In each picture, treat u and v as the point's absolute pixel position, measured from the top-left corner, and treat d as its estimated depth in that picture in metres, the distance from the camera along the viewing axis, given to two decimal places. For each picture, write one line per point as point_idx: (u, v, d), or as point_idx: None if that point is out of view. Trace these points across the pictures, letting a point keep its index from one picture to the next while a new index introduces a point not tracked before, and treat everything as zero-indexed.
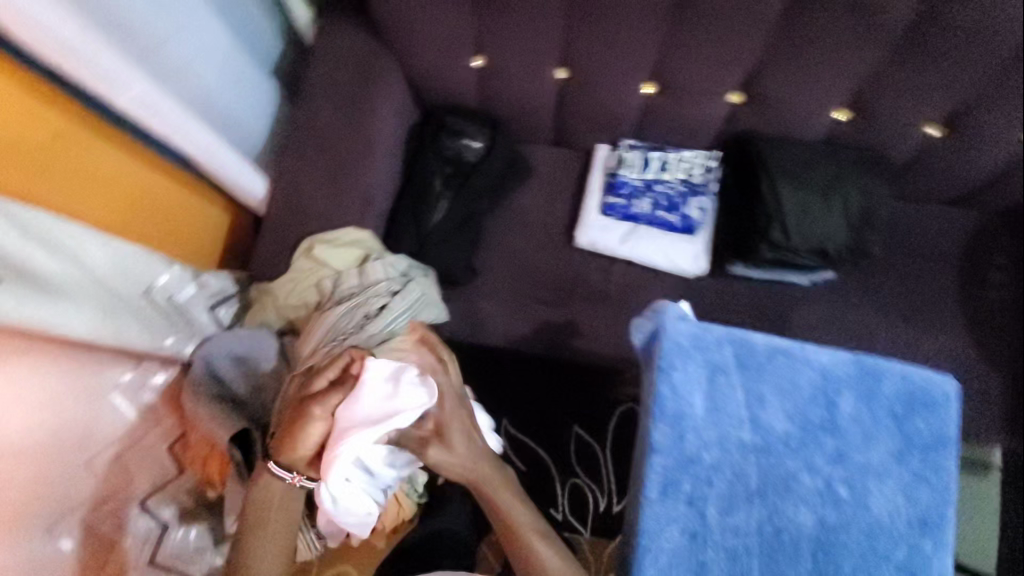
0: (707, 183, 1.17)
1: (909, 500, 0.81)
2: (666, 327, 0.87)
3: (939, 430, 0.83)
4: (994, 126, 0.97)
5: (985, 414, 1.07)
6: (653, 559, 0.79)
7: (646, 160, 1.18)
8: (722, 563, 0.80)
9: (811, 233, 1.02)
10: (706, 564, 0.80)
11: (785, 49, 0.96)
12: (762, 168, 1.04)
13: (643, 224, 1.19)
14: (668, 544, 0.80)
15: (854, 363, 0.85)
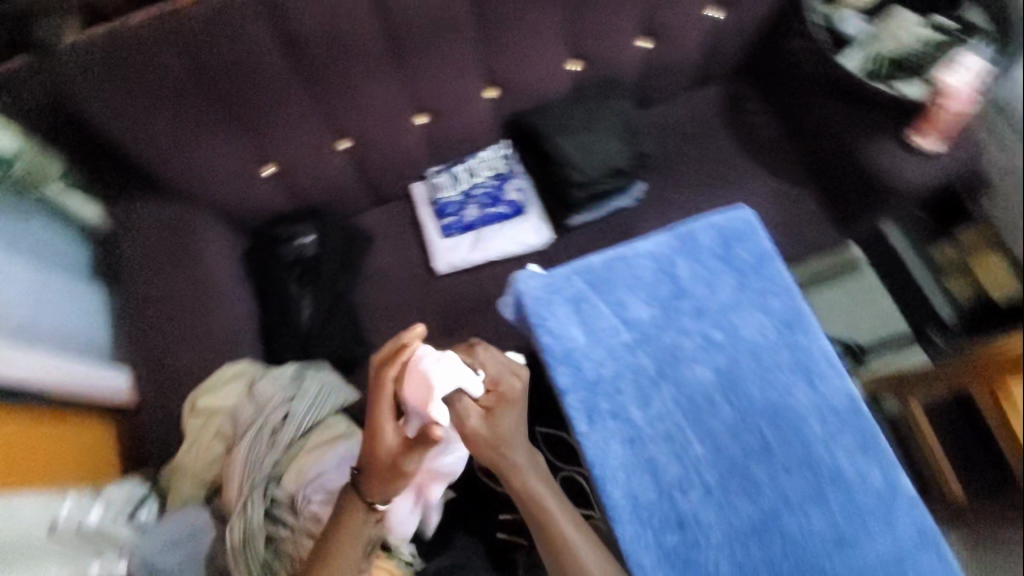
0: (511, 168, 1.29)
1: (769, 313, 0.85)
2: (519, 288, 0.89)
3: (756, 249, 0.89)
4: (687, 14, 1.14)
5: (806, 219, 1.27)
6: (610, 486, 0.78)
7: (454, 176, 1.29)
8: (666, 453, 0.79)
9: (598, 159, 1.18)
10: (655, 461, 0.79)
11: (496, 41, 1.10)
12: (536, 133, 1.20)
13: (482, 226, 1.28)
14: (615, 463, 0.79)
15: (670, 235, 0.91)
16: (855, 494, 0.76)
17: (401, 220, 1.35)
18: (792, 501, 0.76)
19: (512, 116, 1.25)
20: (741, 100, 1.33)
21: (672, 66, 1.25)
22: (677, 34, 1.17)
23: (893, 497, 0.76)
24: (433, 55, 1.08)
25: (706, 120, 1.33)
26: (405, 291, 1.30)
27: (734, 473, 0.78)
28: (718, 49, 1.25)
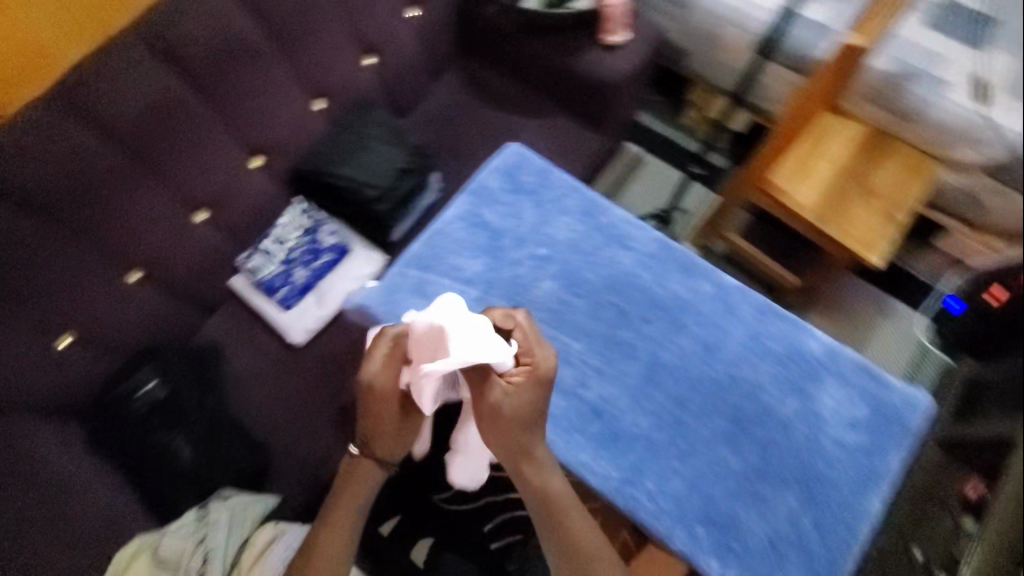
0: (316, 219, 1.31)
1: (571, 212, 0.97)
2: (363, 302, 0.91)
3: (537, 168, 1.01)
4: (386, 25, 1.32)
5: (572, 139, 1.48)
6: None
7: (266, 252, 1.27)
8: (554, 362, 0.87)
9: (383, 169, 1.25)
10: None
11: (237, 110, 1.15)
12: (317, 175, 1.24)
13: (318, 281, 1.29)
14: None
15: (466, 193, 0.99)
16: (698, 308, 0.90)
17: (237, 319, 1.29)
18: (659, 340, 0.88)
19: (289, 173, 1.29)
20: (473, 74, 1.53)
21: (401, 70, 1.40)
22: (387, 41, 1.34)
23: (724, 295, 0.91)
24: (184, 143, 1.10)
25: (458, 104, 1.51)
26: (277, 377, 1.24)
27: (610, 346, 0.88)
28: (429, 43, 1.44)
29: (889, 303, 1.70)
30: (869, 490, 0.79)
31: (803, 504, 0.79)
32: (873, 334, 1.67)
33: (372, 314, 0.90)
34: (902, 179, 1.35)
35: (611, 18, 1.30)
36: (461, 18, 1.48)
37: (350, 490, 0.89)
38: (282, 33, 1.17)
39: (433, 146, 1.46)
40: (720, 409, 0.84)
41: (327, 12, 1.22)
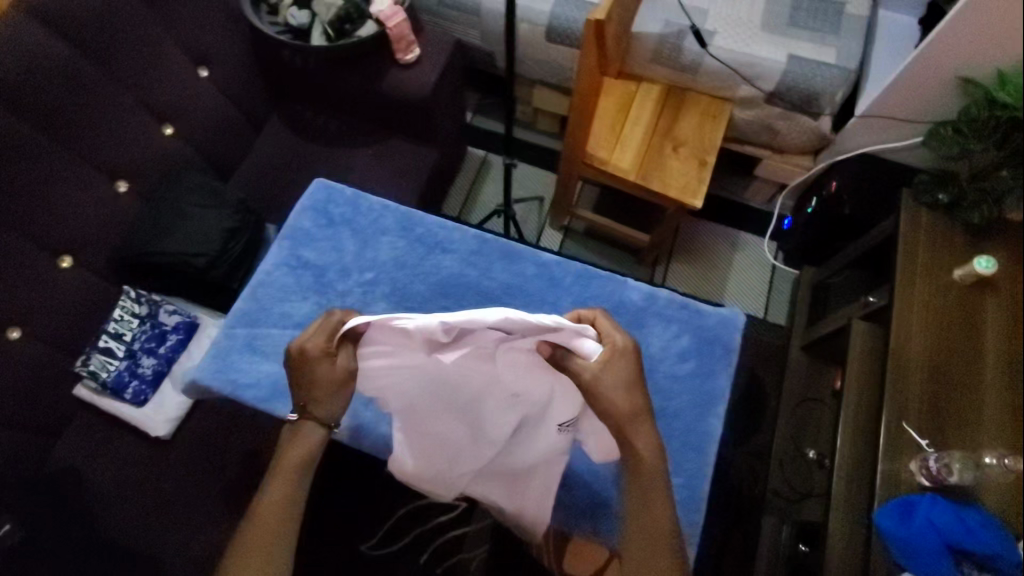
0: (152, 302, 1.21)
1: (390, 232, 0.98)
2: (196, 378, 0.88)
3: (348, 198, 1.01)
4: (177, 92, 1.29)
5: (407, 156, 1.48)
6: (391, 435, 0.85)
7: (103, 350, 1.16)
8: None
9: (208, 234, 1.18)
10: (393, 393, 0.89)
11: (24, 213, 1.07)
12: (138, 256, 1.16)
13: (171, 365, 1.21)
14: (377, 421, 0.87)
15: (282, 239, 0.98)
16: (527, 291, 0.95)
17: (91, 432, 1.18)
18: None
19: (110, 264, 1.21)
20: (291, 120, 1.51)
21: (209, 133, 1.37)
22: (182, 106, 1.30)
23: (547, 272, 0.96)
24: None
25: (283, 151, 1.48)
26: (150, 480, 1.15)
27: None
28: (232, 100, 1.42)
29: (737, 236, 1.83)
30: (707, 412, 0.87)
31: None
32: (733, 267, 1.79)
33: (209, 386, 0.87)
34: (702, 124, 1.50)
35: (397, 37, 1.32)
36: (260, 69, 1.47)
37: (292, 455, 0.75)
38: (56, 122, 1.09)
39: (267, 199, 1.43)
40: None
41: (107, 90, 1.16)
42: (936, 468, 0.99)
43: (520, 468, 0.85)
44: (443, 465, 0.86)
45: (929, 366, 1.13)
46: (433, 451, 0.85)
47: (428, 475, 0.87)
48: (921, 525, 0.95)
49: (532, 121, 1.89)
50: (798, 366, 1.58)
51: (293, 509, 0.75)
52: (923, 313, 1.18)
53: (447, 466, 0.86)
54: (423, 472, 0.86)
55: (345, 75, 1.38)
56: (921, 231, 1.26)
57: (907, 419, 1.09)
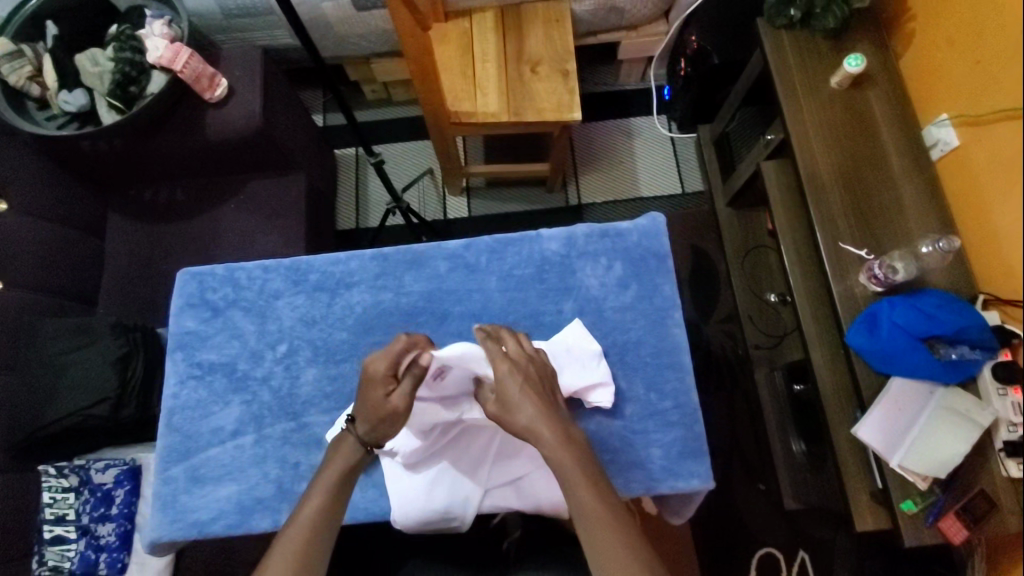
0: (79, 469, 1.08)
1: (282, 293, 0.89)
2: (155, 536, 0.80)
3: (220, 277, 0.90)
4: None
5: (273, 193, 1.33)
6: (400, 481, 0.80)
7: (55, 540, 1.05)
8: None
9: (98, 376, 1.05)
10: None
11: None
12: (36, 433, 1.03)
13: (133, 518, 1.11)
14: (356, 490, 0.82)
15: (173, 352, 0.87)
16: (446, 290, 0.88)
17: None
18: (439, 343, 0.87)
19: (12, 455, 1.07)
20: (132, 208, 1.33)
21: (44, 266, 1.19)
22: None
23: (458, 261, 0.89)
24: None
25: (137, 247, 1.31)
26: None
27: None
28: (51, 220, 1.23)
29: (629, 123, 1.76)
30: (667, 325, 0.86)
31: (633, 379, 0.84)
32: (637, 156, 1.74)
33: (172, 537, 0.80)
34: (549, 33, 1.41)
35: (194, 77, 1.15)
36: (67, 171, 1.27)
37: (330, 469, 0.73)
38: None
39: (147, 304, 1.28)
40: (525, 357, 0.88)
41: None
42: (882, 273, 1.03)
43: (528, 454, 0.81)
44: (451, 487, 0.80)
45: (841, 181, 1.14)
46: (434, 480, 0.80)
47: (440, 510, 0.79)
48: (889, 332, 0.99)
49: (385, 96, 1.74)
50: (731, 224, 1.58)
51: (335, 516, 0.69)
52: (820, 131, 1.18)
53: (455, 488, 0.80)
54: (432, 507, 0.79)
55: (162, 140, 1.21)
56: (789, 55, 1.23)
57: (841, 239, 1.11)
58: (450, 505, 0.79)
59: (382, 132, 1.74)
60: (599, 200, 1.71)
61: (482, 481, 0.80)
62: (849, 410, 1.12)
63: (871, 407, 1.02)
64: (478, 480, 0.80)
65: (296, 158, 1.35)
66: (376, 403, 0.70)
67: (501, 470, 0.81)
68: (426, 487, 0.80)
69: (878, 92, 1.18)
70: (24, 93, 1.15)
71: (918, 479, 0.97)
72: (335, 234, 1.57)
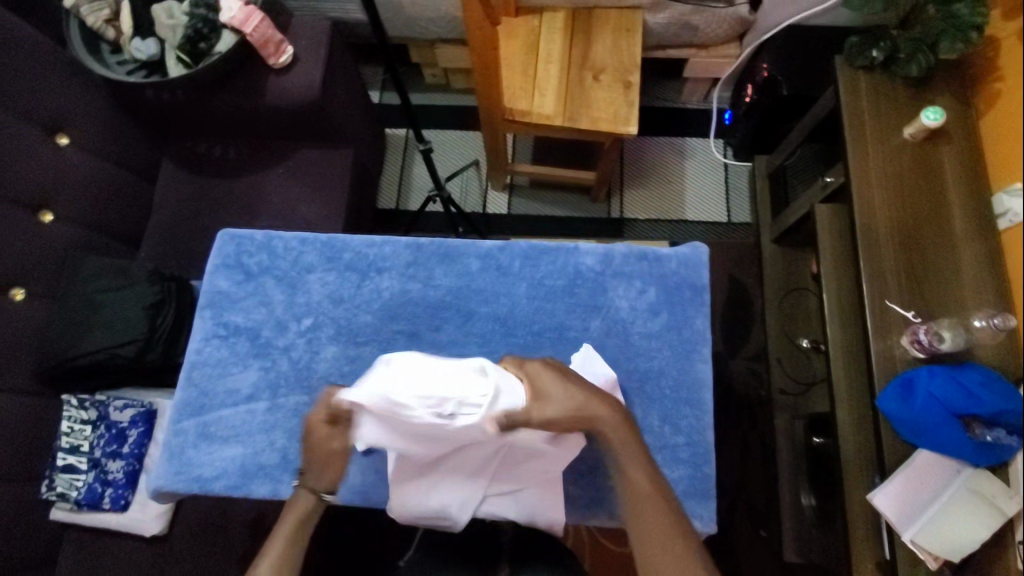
0: (99, 403, 1.12)
1: (315, 268, 0.90)
2: (158, 484, 0.82)
3: (257, 242, 0.91)
4: (41, 175, 1.14)
5: (320, 165, 1.35)
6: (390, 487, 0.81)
7: (67, 467, 1.10)
8: None
9: (129, 319, 1.09)
10: None
11: None
12: (64, 363, 1.07)
13: (142, 459, 1.14)
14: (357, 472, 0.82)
15: (202, 309, 0.89)
16: (475, 289, 0.88)
17: (87, 549, 1.13)
18: (459, 341, 0.87)
19: (40, 380, 1.11)
20: (184, 159, 1.37)
21: (95, 205, 1.24)
22: (51, 188, 1.16)
23: (491, 261, 0.89)
24: None
25: (184, 198, 1.35)
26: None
27: None
28: (108, 160, 1.27)
29: (684, 143, 1.72)
30: (692, 360, 0.84)
31: (649, 409, 0.82)
32: (687, 177, 1.70)
33: (174, 488, 0.82)
34: (618, 41, 1.38)
35: (262, 42, 1.17)
36: (131, 115, 1.31)
37: (284, 520, 0.74)
38: None
39: (185, 255, 1.31)
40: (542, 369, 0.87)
41: None
42: (927, 340, 0.98)
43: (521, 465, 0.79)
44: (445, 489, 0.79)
45: (898, 237, 1.08)
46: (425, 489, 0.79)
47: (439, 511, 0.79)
48: (924, 402, 0.95)
49: (444, 82, 1.74)
50: (774, 261, 1.53)
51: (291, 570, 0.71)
52: (883, 182, 1.12)
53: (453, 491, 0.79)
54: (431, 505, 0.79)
55: (222, 99, 1.24)
56: (863, 98, 1.18)
57: (888, 297, 1.06)
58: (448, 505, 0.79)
59: (436, 117, 1.74)
60: (640, 217, 1.68)
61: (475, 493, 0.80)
62: (866, 473, 1.07)
63: (891, 475, 0.98)
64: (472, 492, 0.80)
65: (347, 133, 1.36)
66: (327, 457, 0.75)
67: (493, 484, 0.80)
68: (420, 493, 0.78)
69: (952, 150, 1.12)
70: (98, 35, 1.20)
71: (930, 558, 0.92)
72: (374, 213, 1.58)
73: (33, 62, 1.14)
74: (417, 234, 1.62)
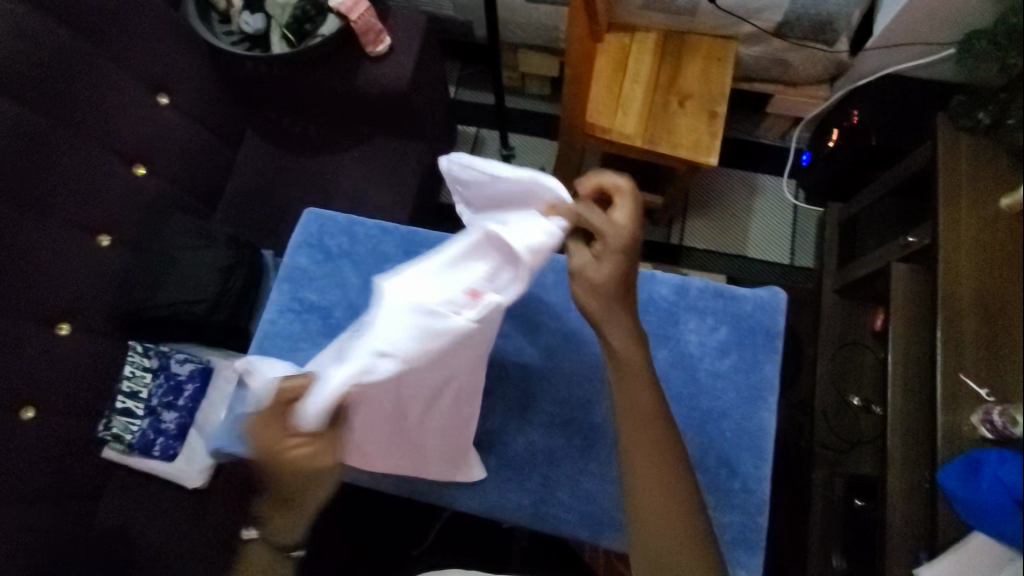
0: (161, 354, 1.18)
1: (390, 260, 0.94)
2: (221, 445, 0.88)
3: (339, 226, 0.95)
4: (141, 130, 1.20)
5: (396, 153, 1.38)
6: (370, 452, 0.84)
7: (124, 411, 1.15)
8: None
9: (201, 280, 1.13)
10: None
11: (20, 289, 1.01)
12: (138, 311, 1.12)
13: (193, 414, 1.19)
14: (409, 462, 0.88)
15: (279, 284, 0.93)
16: None
17: (131, 490, 1.18)
18: None
19: (111, 323, 1.17)
20: (269, 133, 1.42)
21: (183, 164, 1.29)
22: (147, 143, 1.21)
23: None
24: None
25: (264, 169, 1.40)
26: (195, 531, 1.14)
27: None
28: (201, 123, 1.33)
29: (755, 178, 1.69)
30: (757, 407, 0.83)
31: (708, 450, 0.81)
32: (753, 213, 1.67)
33: (237, 451, 0.88)
34: (707, 69, 1.37)
35: (364, 30, 1.20)
36: (226, 82, 1.37)
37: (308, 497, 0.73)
38: (26, 193, 1.01)
39: (257, 224, 1.36)
40: None
41: (69, 143, 1.08)
42: (1000, 422, 0.93)
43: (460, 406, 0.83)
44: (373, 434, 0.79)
45: (981, 310, 1.04)
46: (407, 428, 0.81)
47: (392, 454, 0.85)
48: (989, 485, 0.88)
49: (521, 86, 1.75)
50: (834, 311, 1.49)
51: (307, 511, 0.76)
52: (973, 250, 1.08)
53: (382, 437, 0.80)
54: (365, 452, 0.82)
55: (316, 78, 1.28)
56: (962, 162, 1.14)
57: (963, 369, 1.02)
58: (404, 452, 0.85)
59: (510, 120, 1.75)
60: (701, 247, 1.66)
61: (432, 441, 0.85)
62: (911, 546, 1.04)
63: (944, 552, 0.96)
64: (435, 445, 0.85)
65: (426, 126, 1.38)
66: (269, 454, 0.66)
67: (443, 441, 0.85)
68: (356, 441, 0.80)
69: None
70: (212, 4, 1.30)
71: None
72: (436, 206, 1.60)
73: (150, 23, 1.20)
74: None
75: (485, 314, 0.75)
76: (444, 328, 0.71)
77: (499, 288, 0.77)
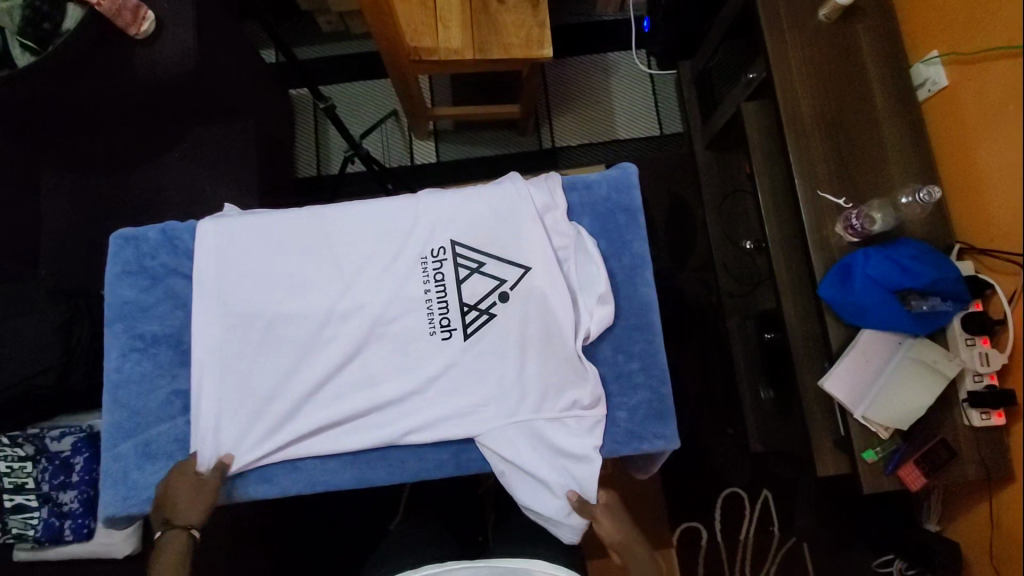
0: (34, 438, 1.05)
1: None
2: (108, 509, 0.84)
3: (153, 245, 0.91)
4: None
5: (220, 143, 1.24)
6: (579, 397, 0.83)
7: (18, 509, 1.04)
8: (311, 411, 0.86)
9: (40, 345, 1.00)
10: None
11: None
12: None
13: (96, 485, 1.08)
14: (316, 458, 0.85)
15: (113, 324, 0.89)
16: None
17: None
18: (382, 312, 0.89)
19: None
20: (73, 160, 1.25)
21: None
22: None
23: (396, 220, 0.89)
24: None
25: (82, 202, 1.24)
26: None
27: None
28: None
29: (605, 59, 1.65)
30: (637, 285, 0.91)
31: (601, 341, 0.89)
32: (613, 94, 1.64)
33: (126, 509, 0.83)
34: None
35: (115, 10, 1.01)
36: None
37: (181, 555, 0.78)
38: None
39: (100, 265, 1.23)
40: (483, 326, 0.85)
41: None
42: (859, 225, 1.01)
43: (397, 356, 0.85)
44: (229, 421, 0.83)
45: (821, 124, 1.07)
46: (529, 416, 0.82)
47: (329, 438, 0.84)
48: (861, 285, 0.97)
49: (342, 28, 1.59)
50: (710, 167, 1.52)
51: None
52: (803, 69, 1.09)
53: (263, 360, 0.85)
54: (237, 396, 0.84)
55: (89, 82, 1.10)
56: None
57: (820, 187, 1.05)
58: (330, 423, 0.83)
59: (340, 69, 1.61)
60: (574, 142, 1.62)
61: (500, 416, 0.82)
62: (817, 361, 1.11)
63: (840, 357, 1.00)
64: (493, 399, 0.83)
65: (239, 101, 1.23)
66: None
67: (474, 393, 0.83)
68: (222, 426, 0.83)
69: (868, 23, 1.10)
70: None
71: (881, 430, 0.97)
72: (292, 183, 1.48)
73: None
74: (344, 197, 1.52)
75: (506, 273, 0.86)
76: (518, 299, 0.85)
77: (500, 246, 0.87)
